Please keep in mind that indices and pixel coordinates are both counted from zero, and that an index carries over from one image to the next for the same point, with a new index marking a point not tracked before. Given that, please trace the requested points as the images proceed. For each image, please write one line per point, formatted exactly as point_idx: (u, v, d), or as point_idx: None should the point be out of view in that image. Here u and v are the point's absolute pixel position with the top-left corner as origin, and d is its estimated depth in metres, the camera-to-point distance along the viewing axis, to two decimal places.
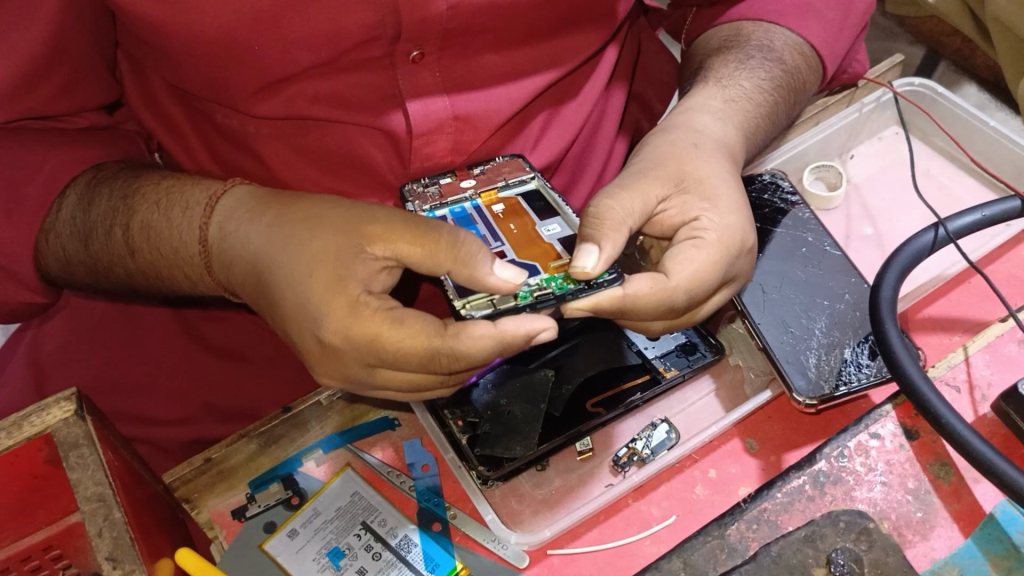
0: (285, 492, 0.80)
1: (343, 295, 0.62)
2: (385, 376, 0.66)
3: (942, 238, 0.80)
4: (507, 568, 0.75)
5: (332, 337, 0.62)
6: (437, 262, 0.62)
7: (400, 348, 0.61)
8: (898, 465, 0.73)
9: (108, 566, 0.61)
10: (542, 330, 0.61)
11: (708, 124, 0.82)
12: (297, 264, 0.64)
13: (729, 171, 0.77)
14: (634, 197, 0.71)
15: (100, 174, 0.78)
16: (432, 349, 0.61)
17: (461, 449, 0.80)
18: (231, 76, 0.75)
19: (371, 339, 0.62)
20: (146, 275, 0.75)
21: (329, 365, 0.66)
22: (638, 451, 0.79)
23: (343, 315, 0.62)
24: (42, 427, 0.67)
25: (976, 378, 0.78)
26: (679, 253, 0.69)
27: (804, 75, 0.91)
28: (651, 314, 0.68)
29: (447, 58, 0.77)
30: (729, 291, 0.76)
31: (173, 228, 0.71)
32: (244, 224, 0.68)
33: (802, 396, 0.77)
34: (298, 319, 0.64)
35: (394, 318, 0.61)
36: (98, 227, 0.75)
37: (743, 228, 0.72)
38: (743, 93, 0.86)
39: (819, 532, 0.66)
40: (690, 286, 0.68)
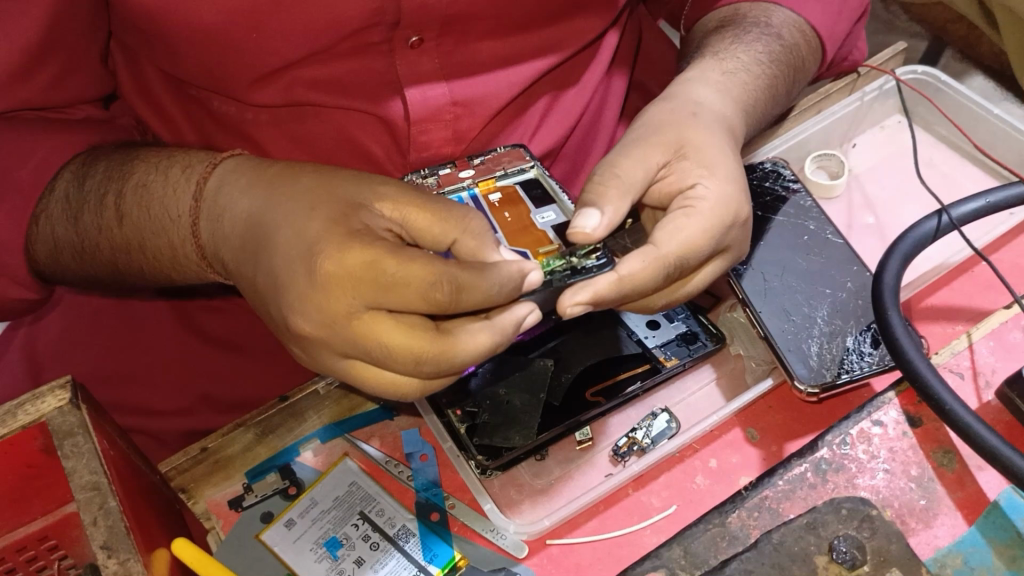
0: (282, 482, 0.80)
1: (343, 227, 0.58)
2: (369, 333, 0.58)
3: (946, 225, 0.79)
4: (506, 558, 0.74)
5: (326, 264, 0.56)
6: (444, 231, 0.61)
7: (401, 276, 0.56)
8: (900, 453, 0.72)
9: (102, 556, 0.60)
10: (531, 269, 0.59)
11: (707, 95, 0.80)
12: (297, 206, 0.60)
13: (727, 143, 0.76)
14: (636, 164, 0.71)
15: (92, 154, 0.77)
16: (436, 275, 0.56)
17: (459, 438, 0.79)
18: (227, 66, 0.74)
19: (369, 267, 0.56)
20: (131, 247, 0.71)
21: (308, 304, 0.58)
22: (638, 441, 0.78)
23: (341, 243, 0.57)
24: (36, 416, 0.66)
25: (979, 365, 0.77)
26: (668, 221, 0.68)
27: (804, 53, 0.90)
28: (650, 287, 0.66)
29: (447, 45, 0.77)
30: (723, 263, 0.74)
31: (169, 187, 0.69)
32: (241, 177, 0.66)
33: (804, 384, 0.76)
34: (287, 256, 0.58)
35: (396, 249, 0.57)
36: (90, 199, 0.72)
37: (738, 197, 0.70)
38: (741, 65, 0.85)
39: (820, 519, 0.65)
40: (682, 254, 0.67)
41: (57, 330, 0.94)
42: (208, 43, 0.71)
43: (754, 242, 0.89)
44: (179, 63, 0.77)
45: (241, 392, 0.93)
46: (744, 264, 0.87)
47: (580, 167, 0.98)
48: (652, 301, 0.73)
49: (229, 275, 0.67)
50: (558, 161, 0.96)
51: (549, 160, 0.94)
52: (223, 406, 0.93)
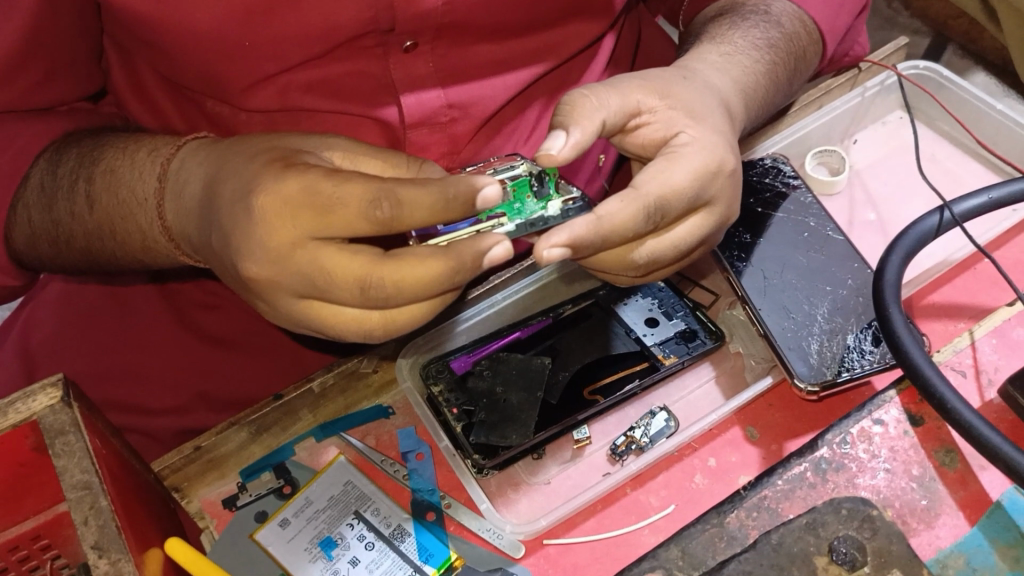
0: (276, 481, 0.79)
1: (283, 165, 0.57)
2: (312, 260, 0.56)
3: (948, 220, 0.78)
4: (502, 558, 0.73)
5: (262, 197, 0.55)
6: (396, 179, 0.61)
7: (336, 196, 0.54)
8: (902, 452, 0.71)
9: (93, 555, 0.59)
10: (485, 184, 0.55)
11: (696, 65, 0.80)
12: (246, 154, 0.60)
13: (716, 104, 0.75)
14: (616, 99, 0.69)
15: (65, 144, 0.76)
16: (371, 192, 0.53)
17: (455, 436, 0.80)
18: (221, 72, 0.73)
19: (305, 193, 0.55)
20: (101, 231, 0.70)
21: (246, 236, 0.56)
22: (635, 440, 0.78)
23: (278, 175, 0.56)
24: (28, 414, 0.65)
25: (982, 363, 0.76)
26: (649, 168, 0.66)
27: (804, 43, 0.89)
28: (631, 235, 0.64)
29: (442, 49, 0.75)
30: (709, 217, 0.71)
31: (136, 170, 0.69)
32: (200, 154, 0.65)
33: (804, 382, 0.75)
34: (229, 197, 0.58)
35: (333, 173, 0.55)
36: (62, 187, 0.72)
37: (723, 151, 0.69)
38: (737, 47, 0.84)
39: (820, 519, 0.64)
40: (662, 196, 0.65)
41: (50, 328, 0.93)
42: (203, 50, 0.70)
43: (755, 238, 0.88)
44: (171, 67, 0.75)
45: (235, 392, 0.92)
46: (743, 261, 0.86)
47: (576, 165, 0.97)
48: (634, 253, 0.69)
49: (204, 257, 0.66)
50: None
51: None
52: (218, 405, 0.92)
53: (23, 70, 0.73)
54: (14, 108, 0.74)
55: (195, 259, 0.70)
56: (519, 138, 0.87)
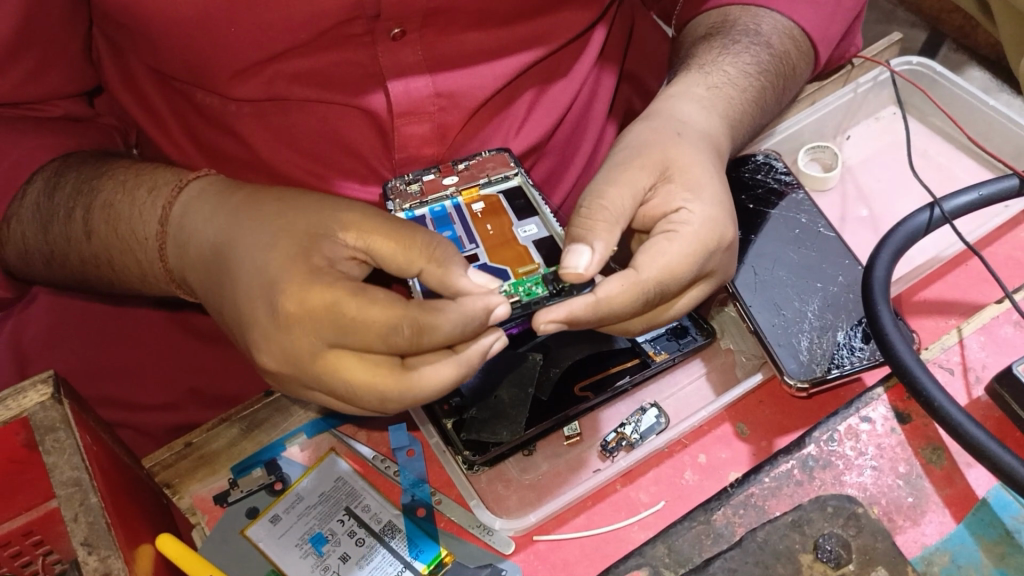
0: (267, 477, 0.79)
1: (306, 263, 0.59)
2: (334, 366, 0.59)
3: (938, 218, 0.77)
4: (492, 554, 0.74)
5: (286, 303, 0.57)
6: (409, 258, 0.60)
7: (359, 318, 0.56)
8: (889, 449, 0.71)
9: (83, 552, 0.60)
10: (497, 303, 0.58)
11: (691, 113, 0.79)
12: (262, 238, 0.61)
13: (712, 162, 0.74)
14: (623, 191, 0.68)
15: (64, 162, 0.76)
16: (392, 318, 0.56)
17: (445, 434, 0.79)
18: (209, 58, 0.73)
19: (329, 305, 0.57)
20: (98, 262, 0.71)
21: (274, 343, 0.59)
22: (626, 436, 0.78)
23: (303, 281, 0.58)
24: (18, 410, 0.65)
25: (970, 360, 0.76)
26: (651, 246, 0.66)
27: (793, 60, 0.89)
28: (628, 313, 0.65)
29: (430, 37, 0.75)
30: (709, 285, 0.72)
31: (136, 208, 0.69)
32: (207, 207, 0.65)
33: (794, 379, 0.75)
34: (249, 290, 0.59)
35: (357, 289, 0.57)
36: (59, 211, 0.72)
37: (724, 224, 0.69)
38: (727, 78, 0.84)
39: (806, 517, 0.64)
40: (662, 278, 0.65)
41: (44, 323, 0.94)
42: (194, 36, 0.71)
43: (746, 235, 0.88)
44: (161, 59, 0.76)
45: (228, 387, 0.92)
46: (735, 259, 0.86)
47: (568, 160, 0.98)
48: (630, 325, 0.72)
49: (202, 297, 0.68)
50: (546, 156, 0.95)
51: (539, 153, 0.93)
52: (211, 401, 0.92)
53: (11, 65, 0.73)
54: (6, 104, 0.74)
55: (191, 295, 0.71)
56: (509, 129, 0.87)
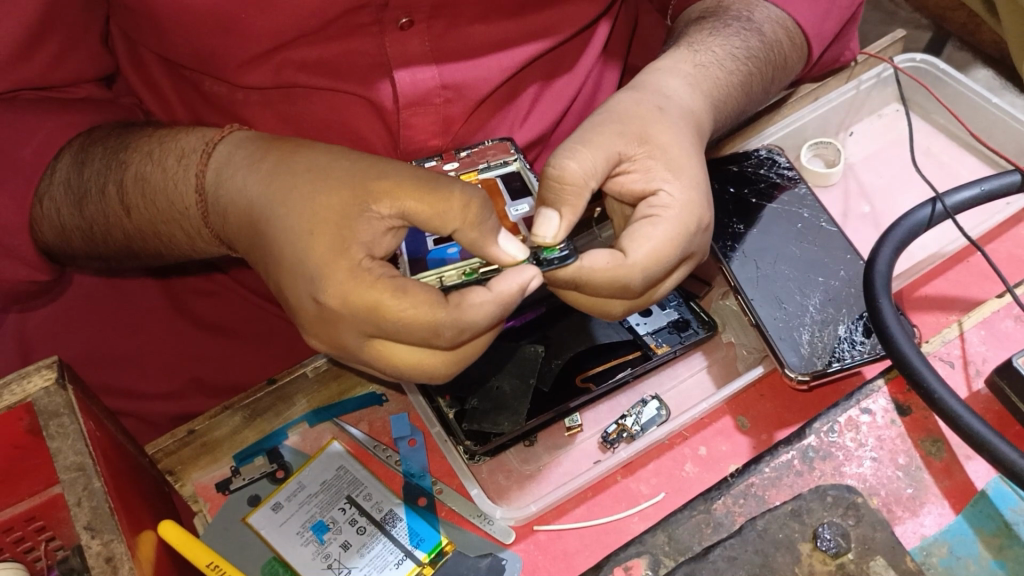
0: (269, 465, 0.80)
1: (343, 256, 0.58)
2: (379, 352, 0.62)
3: (940, 212, 0.78)
4: (492, 544, 0.74)
5: (329, 298, 0.58)
6: (444, 221, 0.58)
7: (401, 318, 0.57)
8: (889, 441, 0.71)
9: (86, 536, 0.60)
10: (532, 279, 0.60)
11: (676, 88, 0.79)
12: (298, 217, 0.59)
13: (692, 141, 0.74)
14: (595, 153, 0.68)
15: (88, 138, 0.76)
16: (436, 322, 0.58)
17: (447, 422, 0.79)
18: (217, 45, 0.73)
19: (369, 308, 0.58)
20: (144, 233, 0.73)
21: (321, 330, 0.62)
22: (627, 428, 0.78)
23: (342, 279, 0.57)
24: (22, 396, 0.65)
25: (971, 354, 0.76)
26: (635, 230, 0.67)
27: (785, 51, 0.89)
28: (606, 289, 0.66)
29: (438, 28, 0.75)
30: (689, 266, 0.73)
31: (169, 177, 0.69)
32: (241, 170, 0.64)
33: (795, 372, 0.76)
34: (293, 278, 0.60)
35: (396, 287, 0.57)
36: (93, 188, 0.73)
37: (701, 206, 0.69)
38: (714, 59, 0.83)
39: (805, 506, 0.64)
40: (649, 264, 0.66)
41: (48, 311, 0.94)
42: (204, 22, 0.71)
43: (747, 227, 0.88)
44: (169, 45, 0.76)
45: (232, 376, 0.93)
46: (737, 252, 0.86)
47: None
48: (612, 307, 0.71)
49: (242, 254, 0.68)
50: (550, 149, 0.95)
51: (542, 145, 0.93)
52: (214, 389, 0.93)
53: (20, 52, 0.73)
54: (20, 89, 0.75)
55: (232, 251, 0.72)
56: (515, 120, 0.87)
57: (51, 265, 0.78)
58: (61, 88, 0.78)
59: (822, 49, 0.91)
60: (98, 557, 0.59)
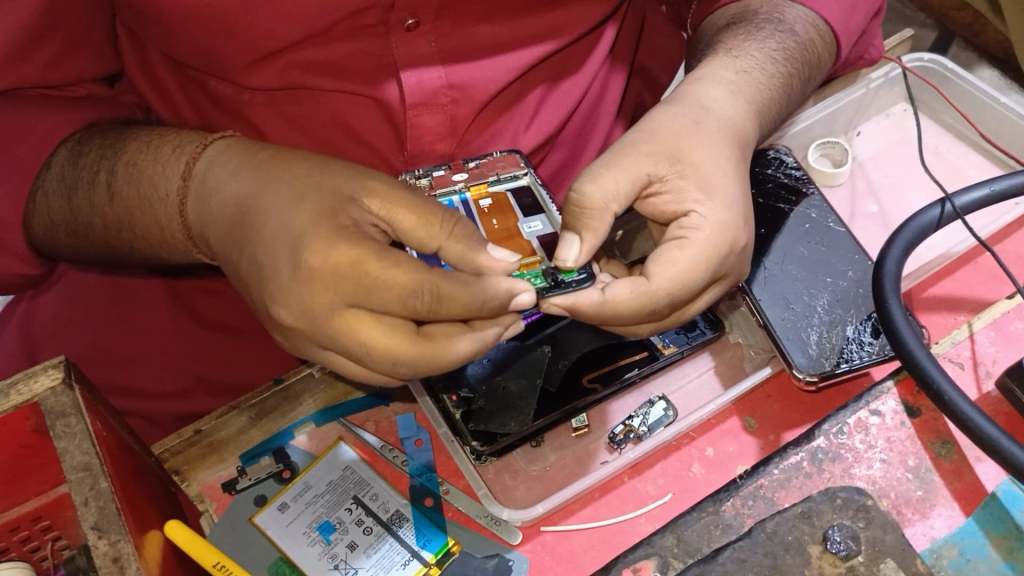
0: (276, 465, 0.80)
1: (331, 223, 0.58)
2: (352, 328, 0.58)
3: (949, 213, 0.77)
4: (499, 544, 0.74)
5: (310, 258, 0.57)
6: (429, 233, 0.60)
7: (381, 277, 0.56)
8: (898, 443, 0.71)
9: (93, 536, 0.60)
10: (521, 291, 0.59)
11: (719, 100, 0.77)
12: (290, 194, 0.60)
13: (731, 155, 0.72)
14: (620, 175, 0.68)
15: (84, 136, 0.76)
16: (417, 283, 0.56)
17: (454, 423, 0.79)
18: (224, 46, 0.73)
19: (350, 266, 0.56)
20: (121, 226, 0.71)
21: (293, 297, 0.58)
22: (634, 429, 0.78)
23: (327, 239, 0.57)
24: (29, 396, 0.65)
25: (980, 355, 0.76)
26: (661, 254, 0.66)
27: (818, 49, 0.88)
28: (635, 317, 0.66)
29: (444, 29, 0.75)
30: (722, 288, 0.72)
31: (160, 166, 0.69)
32: (232, 159, 0.65)
33: (802, 373, 0.76)
34: (275, 244, 0.59)
35: (381, 249, 0.57)
36: (82, 178, 0.72)
37: (736, 224, 0.68)
38: (754, 64, 0.82)
39: (815, 508, 0.64)
40: (674, 289, 0.66)
41: (53, 311, 0.94)
42: (211, 23, 0.71)
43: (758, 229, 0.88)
44: (174, 45, 0.76)
45: (236, 377, 0.93)
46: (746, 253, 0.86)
47: (578, 154, 0.98)
48: (639, 329, 0.72)
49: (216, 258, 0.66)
50: (557, 149, 0.95)
51: (548, 146, 0.93)
52: (219, 389, 0.93)
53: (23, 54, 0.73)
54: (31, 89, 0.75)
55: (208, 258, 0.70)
56: (521, 121, 0.87)
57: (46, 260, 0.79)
58: (61, 87, 0.78)
59: (850, 45, 0.90)
60: (105, 558, 0.59)
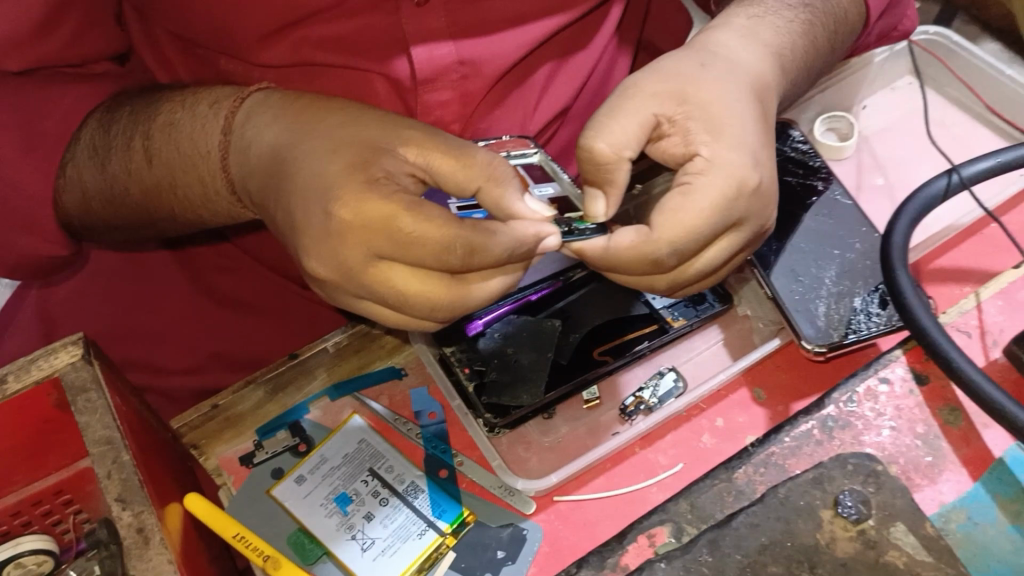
0: (292, 439, 0.81)
1: (363, 176, 0.58)
2: (385, 279, 0.60)
3: (954, 185, 0.78)
4: (514, 514, 0.75)
5: (341, 211, 0.56)
6: (468, 177, 0.59)
7: (415, 231, 0.56)
8: (907, 410, 0.72)
9: (117, 508, 0.61)
10: (548, 234, 0.59)
11: (733, 44, 0.76)
12: (324, 146, 0.60)
13: (744, 96, 0.71)
14: (627, 121, 0.69)
15: (113, 105, 0.77)
16: (450, 237, 0.56)
17: (467, 396, 0.81)
18: (238, 20, 0.74)
19: (384, 220, 0.56)
20: (162, 185, 0.72)
21: (325, 251, 0.58)
22: (645, 400, 0.79)
23: (358, 192, 0.57)
24: (49, 371, 0.66)
25: (988, 324, 0.77)
26: (665, 203, 0.66)
27: (843, 7, 0.87)
28: (642, 268, 0.67)
29: (455, 3, 0.75)
30: (739, 237, 0.70)
31: (198, 123, 0.69)
32: (270, 113, 0.65)
33: (811, 343, 0.77)
34: (306, 198, 0.59)
35: (412, 203, 0.56)
36: (118, 141, 0.73)
37: (745, 164, 0.67)
38: (766, 11, 0.82)
39: (826, 474, 0.65)
40: (677, 239, 0.65)
41: (68, 290, 0.95)
42: None
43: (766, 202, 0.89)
44: (187, 21, 0.76)
45: (250, 354, 0.94)
46: None
47: None
48: (656, 284, 0.72)
49: (258, 209, 0.67)
50: (564, 125, 0.95)
51: (558, 121, 0.93)
52: (234, 365, 0.94)
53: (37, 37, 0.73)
54: (42, 67, 0.75)
55: (252, 213, 0.71)
56: (530, 97, 0.87)
57: (72, 239, 0.79)
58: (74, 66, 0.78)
59: (879, 10, 0.90)
60: (130, 528, 0.61)
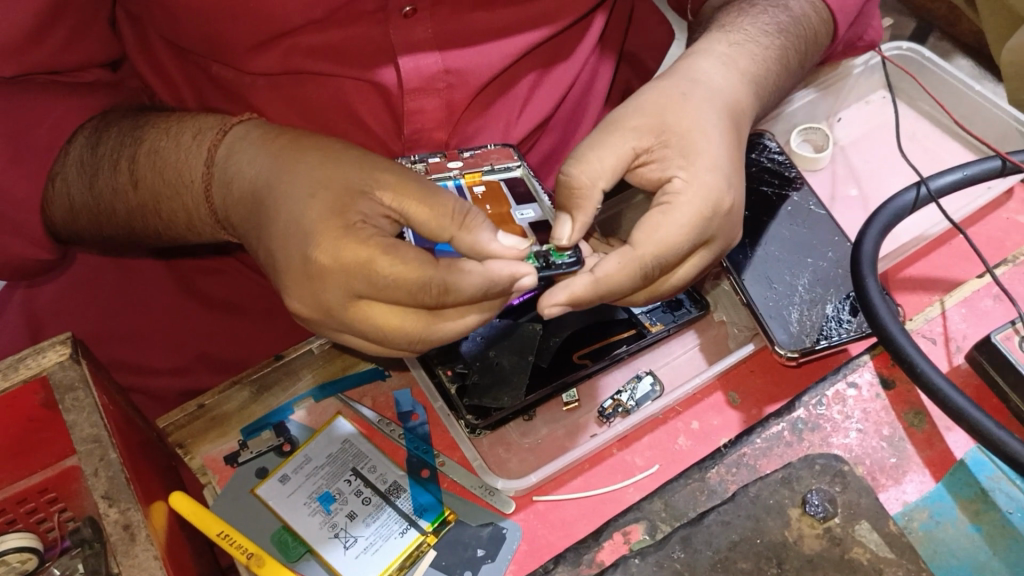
0: (276, 439, 0.82)
1: (340, 221, 0.60)
2: (364, 314, 0.62)
3: (924, 196, 0.80)
4: (493, 513, 0.77)
5: (319, 255, 0.59)
6: (440, 226, 0.61)
7: (390, 273, 0.58)
8: (874, 413, 0.75)
9: (104, 504, 0.62)
10: (524, 274, 0.60)
11: (709, 70, 0.80)
12: (304, 185, 0.62)
13: (718, 122, 0.75)
14: (605, 154, 0.71)
15: (102, 121, 0.78)
16: (423, 280, 0.59)
17: (449, 398, 0.82)
18: (227, 29, 0.75)
19: (361, 263, 0.59)
20: (146, 209, 0.73)
21: (305, 290, 0.61)
22: (623, 403, 0.81)
23: (335, 237, 0.59)
24: (37, 369, 0.67)
25: (952, 331, 0.80)
26: (645, 221, 0.69)
27: (814, 26, 0.90)
28: (628, 288, 0.68)
29: (440, 15, 0.77)
30: (710, 253, 0.73)
31: (184, 152, 0.71)
32: (253, 147, 0.67)
33: (784, 349, 0.79)
34: (286, 237, 0.61)
35: (388, 246, 0.59)
36: (105, 163, 0.75)
37: (720, 187, 0.71)
38: (745, 36, 0.85)
39: (795, 474, 0.67)
40: (660, 252, 0.68)
41: (54, 290, 0.96)
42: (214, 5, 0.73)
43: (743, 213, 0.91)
44: (178, 29, 0.78)
45: (236, 355, 0.95)
46: None
47: (569, 138, 1.01)
48: (635, 298, 0.74)
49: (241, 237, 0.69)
50: (547, 133, 0.98)
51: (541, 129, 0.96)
52: (219, 366, 0.95)
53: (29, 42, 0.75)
54: (33, 72, 0.76)
55: (234, 239, 0.73)
56: (514, 105, 0.89)
57: (57, 244, 0.80)
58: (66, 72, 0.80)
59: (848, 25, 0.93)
60: (116, 525, 0.62)
